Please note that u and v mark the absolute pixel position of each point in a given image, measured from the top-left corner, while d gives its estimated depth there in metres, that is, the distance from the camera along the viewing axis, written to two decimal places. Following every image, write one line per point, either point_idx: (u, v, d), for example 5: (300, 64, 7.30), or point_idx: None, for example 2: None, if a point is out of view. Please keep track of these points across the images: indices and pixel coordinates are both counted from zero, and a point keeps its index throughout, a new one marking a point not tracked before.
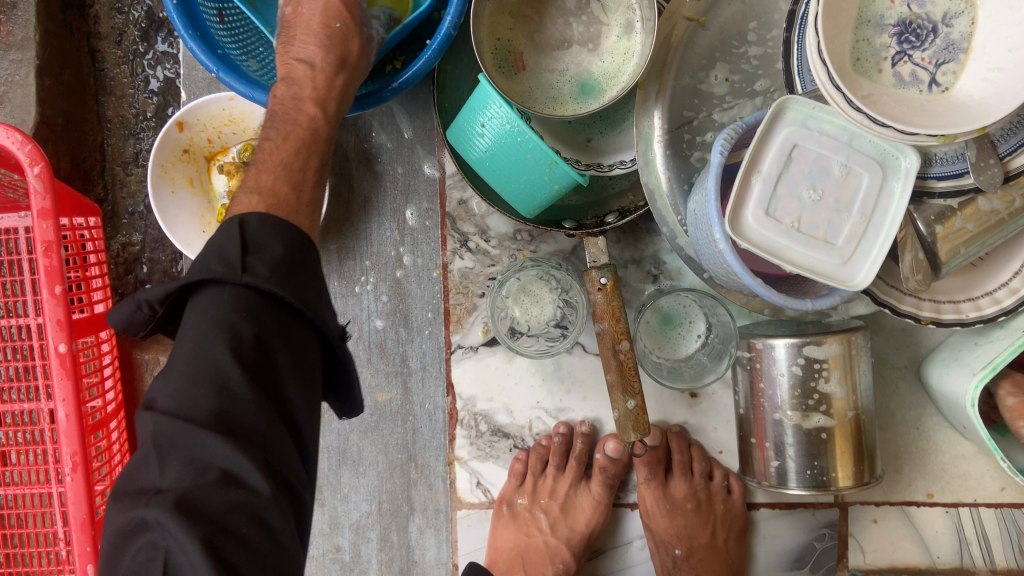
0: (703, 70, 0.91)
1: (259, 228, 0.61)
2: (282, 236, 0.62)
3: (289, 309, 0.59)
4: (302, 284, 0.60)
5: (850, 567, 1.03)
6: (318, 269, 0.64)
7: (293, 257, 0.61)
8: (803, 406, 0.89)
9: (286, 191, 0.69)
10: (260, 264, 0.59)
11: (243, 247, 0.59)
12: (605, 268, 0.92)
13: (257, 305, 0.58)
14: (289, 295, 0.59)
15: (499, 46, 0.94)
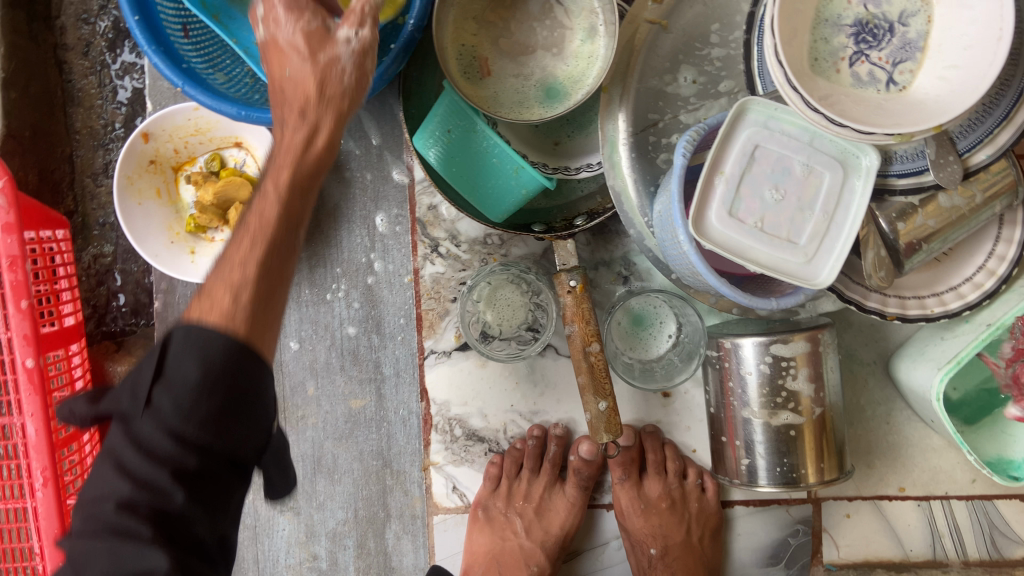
0: (667, 72, 0.92)
1: (175, 347, 0.60)
2: (197, 364, 0.59)
3: (204, 425, 0.58)
4: (211, 414, 0.58)
5: (825, 562, 1.04)
6: (242, 391, 0.61)
7: (204, 386, 0.58)
8: (771, 404, 0.90)
9: (225, 302, 0.62)
10: (165, 397, 0.59)
11: (152, 375, 0.60)
12: (573, 271, 0.92)
13: (172, 426, 0.58)
14: (199, 415, 0.58)
15: (463, 52, 0.94)
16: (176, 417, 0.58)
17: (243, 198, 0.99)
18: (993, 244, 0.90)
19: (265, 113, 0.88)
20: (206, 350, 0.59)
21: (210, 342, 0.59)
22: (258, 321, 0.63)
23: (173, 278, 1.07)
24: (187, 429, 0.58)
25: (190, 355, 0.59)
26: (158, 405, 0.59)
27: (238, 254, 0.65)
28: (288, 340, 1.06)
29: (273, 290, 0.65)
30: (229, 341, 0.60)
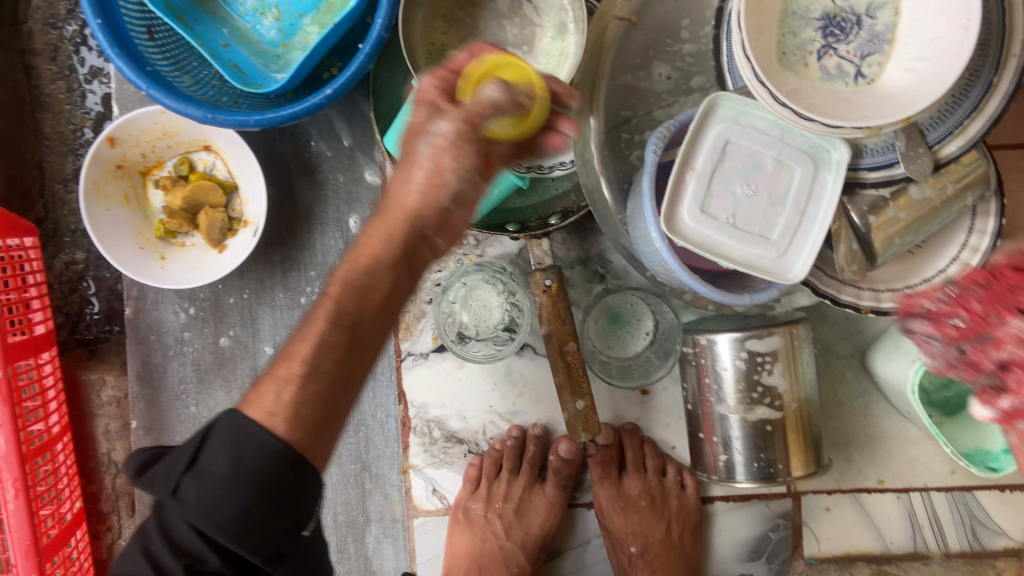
0: (638, 69, 0.92)
1: (218, 433, 0.59)
2: (229, 456, 0.58)
3: (225, 529, 0.57)
4: (240, 516, 0.57)
5: (805, 556, 1.04)
6: (281, 488, 0.58)
7: (234, 482, 0.57)
8: (748, 399, 0.90)
9: (266, 400, 0.60)
10: (195, 488, 0.58)
11: (189, 462, 0.59)
12: (549, 270, 0.93)
13: (194, 517, 0.57)
14: (220, 514, 0.57)
15: (434, 51, 0.94)
16: (198, 511, 0.57)
17: (212, 202, 0.98)
18: (967, 235, 0.90)
19: (231, 116, 0.87)
20: (243, 452, 0.58)
21: (250, 441, 0.58)
22: (306, 426, 0.60)
23: (144, 285, 1.05)
24: (208, 527, 0.57)
25: (227, 447, 0.58)
26: (185, 492, 0.58)
27: (309, 344, 0.62)
28: (264, 345, 1.05)
29: (332, 401, 0.62)
30: (266, 444, 0.58)
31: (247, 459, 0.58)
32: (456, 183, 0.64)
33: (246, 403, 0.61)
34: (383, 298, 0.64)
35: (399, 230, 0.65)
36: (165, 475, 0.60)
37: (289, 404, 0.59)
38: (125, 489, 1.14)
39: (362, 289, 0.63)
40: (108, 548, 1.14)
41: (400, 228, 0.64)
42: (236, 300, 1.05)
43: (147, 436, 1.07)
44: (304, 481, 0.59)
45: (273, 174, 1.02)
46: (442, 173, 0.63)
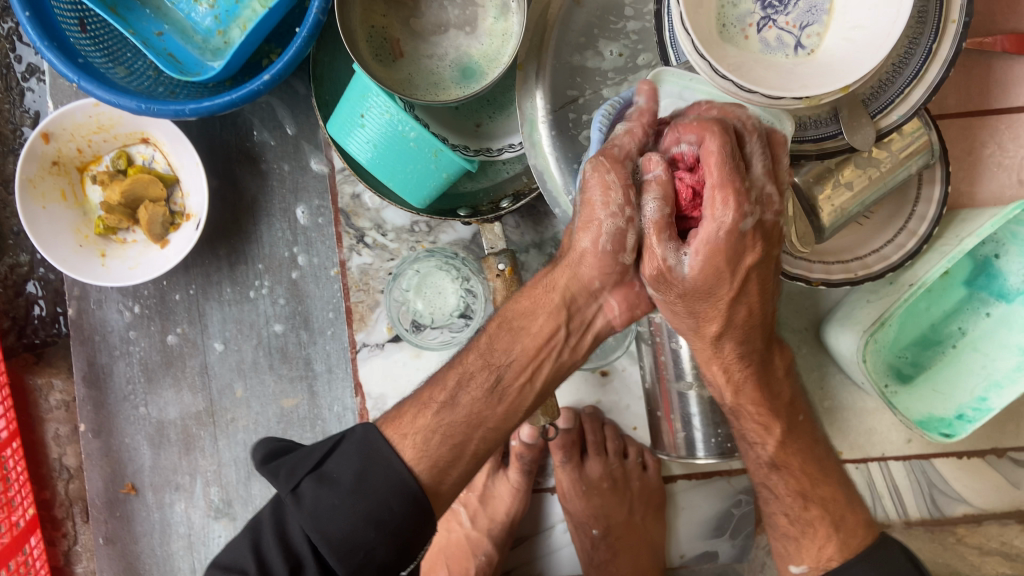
0: (582, 47, 0.90)
1: (351, 446, 0.68)
2: (359, 467, 0.67)
3: (333, 540, 0.64)
4: (350, 529, 0.65)
5: (768, 530, 1.04)
6: (388, 517, 0.66)
7: (358, 492, 0.66)
8: (704, 374, 0.90)
9: (404, 422, 0.70)
10: (319, 488, 0.66)
11: (319, 463, 0.68)
12: (502, 254, 0.91)
13: (308, 519, 0.65)
14: (334, 522, 0.65)
15: (374, 33, 0.92)
16: (313, 513, 0.65)
17: (153, 195, 0.96)
18: (914, 205, 0.91)
19: (166, 105, 0.85)
20: (368, 468, 0.67)
21: (379, 460, 0.67)
22: (431, 461, 0.69)
23: (85, 284, 1.02)
24: (319, 532, 0.65)
25: (357, 461, 0.67)
26: (306, 491, 0.66)
27: (457, 373, 0.73)
28: (212, 341, 1.03)
29: (460, 443, 0.71)
30: (392, 468, 0.67)
31: (371, 478, 0.67)
32: (606, 220, 0.70)
33: (383, 426, 0.71)
34: (531, 341, 0.73)
35: (560, 285, 0.74)
36: (291, 470, 0.69)
37: (423, 431, 0.70)
38: (78, 494, 1.09)
39: (514, 329, 0.74)
40: (64, 556, 1.10)
41: (563, 283, 0.74)
42: (183, 296, 1.02)
43: (97, 439, 1.05)
44: (411, 517, 0.67)
45: (216, 166, 1.00)
46: (593, 212, 0.70)
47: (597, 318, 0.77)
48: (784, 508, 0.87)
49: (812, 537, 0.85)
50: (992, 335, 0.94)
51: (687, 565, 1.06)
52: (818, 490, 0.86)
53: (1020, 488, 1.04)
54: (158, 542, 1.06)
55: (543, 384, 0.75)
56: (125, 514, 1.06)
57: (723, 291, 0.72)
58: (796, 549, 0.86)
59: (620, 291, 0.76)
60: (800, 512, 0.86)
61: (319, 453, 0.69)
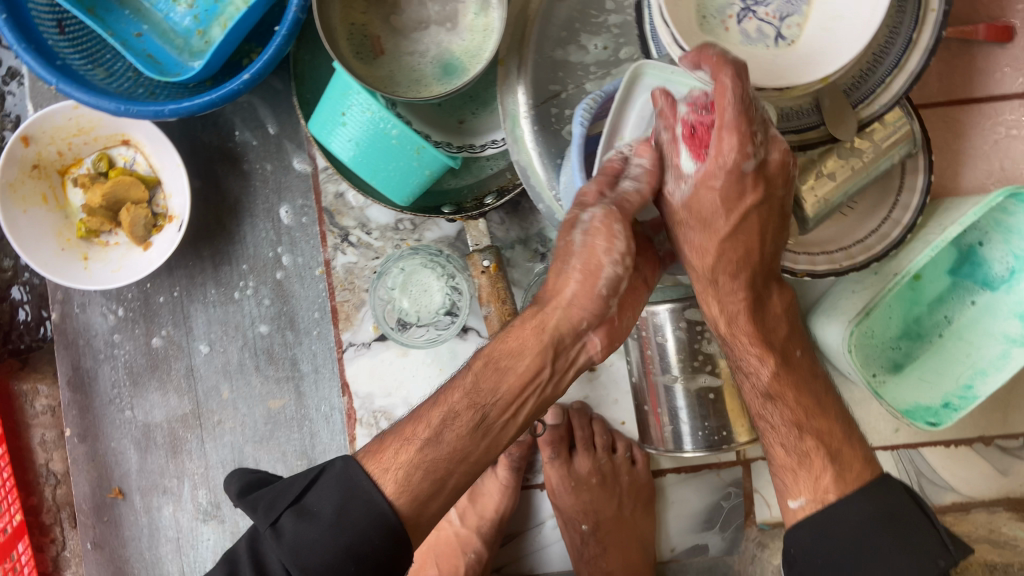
0: (563, 42, 0.90)
1: (331, 478, 0.68)
2: (339, 500, 0.67)
3: (311, 573, 0.64)
4: (328, 563, 0.64)
5: (758, 521, 1.04)
6: (367, 552, 0.65)
7: (337, 526, 0.65)
8: (690, 366, 0.90)
9: (386, 458, 0.69)
10: (300, 521, 0.66)
11: (300, 497, 0.68)
12: (487, 250, 0.90)
13: (287, 553, 0.64)
14: (314, 554, 0.64)
15: (354, 31, 0.91)
16: (292, 547, 0.64)
17: (135, 197, 0.95)
18: (897, 194, 0.91)
19: (145, 106, 0.84)
20: (348, 502, 0.66)
21: (358, 494, 0.67)
22: (412, 495, 0.68)
23: (69, 288, 1.01)
24: (297, 566, 0.64)
25: (337, 495, 0.67)
26: (286, 525, 0.66)
27: (442, 411, 0.72)
28: (198, 343, 1.02)
29: (442, 477, 0.70)
30: (371, 501, 0.66)
31: (351, 512, 0.66)
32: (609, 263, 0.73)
33: (364, 459, 0.70)
34: (517, 378, 0.73)
35: (548, 321, 0.75)
36: (271, 503, 0.69)
37: (405, 466, 0.69)
38: (66, 500, 1.09)
39: (501, 368, 0.73)
40: (53, 562, 1.09)
41: (554, 323, 0.74)
42: (167, 298, 1.02)
43: (83, 444, 1.04)
44: (391, 552, 0.66)
45: (198, 167, 1.00)
46: (596, 254, 0.73)
47: (581, 354, 0.78)
48: (780, 439, 0.83)
49: (806, 466, 0.80)
50: (977, 322, 0.95)
51: (677, 559, 1.06)
52: (816, 419, 0.82)
53: (1007, 475, 1.04)
54: (146, 546, 1.05)
55: (524, 419, 0.76)
56: (112, 519, 1.05)
57: (721, 224, 0.75)
58: (791, 482, 0.81)
59: (603, 329, 0.77)
60: (795, 442, 0.82)
61: (299, 486, 0.68)
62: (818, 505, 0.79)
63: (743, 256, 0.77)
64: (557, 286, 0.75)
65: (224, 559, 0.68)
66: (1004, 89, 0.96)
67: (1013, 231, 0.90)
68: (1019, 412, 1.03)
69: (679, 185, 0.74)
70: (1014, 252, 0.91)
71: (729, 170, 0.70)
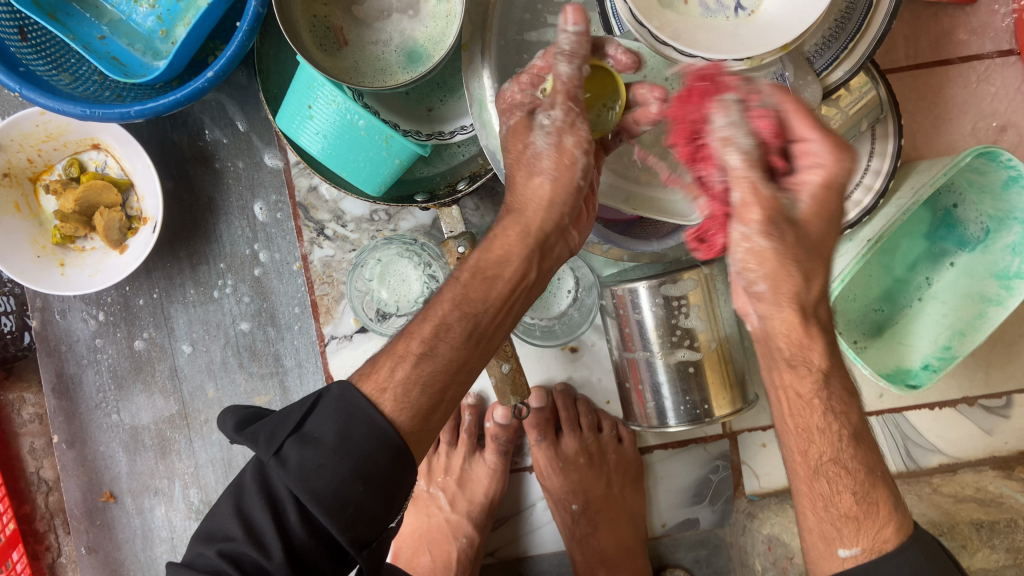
0: (527, 23, 0.88)
1: (329, 403, 0.62)
2: (341, 422, 0.61)
3: (321, 497, 0.58)
4: (339, 484, 0.59)
5: (747, 493, 1.05)
6: (377, 467, 0.60)
7: (344, 448, 0.60)
8: (669, 341, 0.90)
9: (382, 374, 0.64)
10: (303, 448, 0.60)
11: (297, 422, 0.62)
12: (462, 237, 0.90)
13: (294, 480, 0.59)
14: (323, 481, 0.59)
15: (316, 23, 0.92)
16: (299, 474, 0.59)
17: (107, 202, 0.95)
18: (868, 159, 0.91)
19: (111, 108, 0.83)
20: (351, 425, 0.61)
21: (359, 416, 0.61)
22: (412, 410, 0.63)
23: (47, 295, 1.02)
24: (307, 491, 0.58)
25: (337, 417, 0.61)
26: (290, 454, 0.60)
27: (433, 324, 0.66)
28: (180, 343, 1.03)
29: (441, 391, 0.65)
30: (373, 422, 0.61)
31: (353, 434, 0.61)
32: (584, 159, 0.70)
33: (358, 381, 0.65)
34: (507, 287, 0.69)
35: (533, 223, 0.70)
36: (271, 433, 0.62)
37: (403, 382, 0.64)
38: (59, 506, 1.10)
39: (489, 277, 0.68)
40: (49, 569, 1.10)
41: (536, 221, 0.70)
42: (147, 301, 1.02)
43: (72, 450, 1.05)
44: (399, 471, 0.62)
45: (170, 168, 1.00)
46: (568, 153, 0.70)
47: (560, 249, 0.74)
48: (850, 487, 0.68)
49: (871, 515, 0.67)
50: (955, 284, 0.95)
51: (669, 534, 1.07)
52: (866, 476, 0.68)
53: (992, 435, 1.05)
54: (141, 547, 1.06)
55: (512, 323, 0.72)
56: (105, 523, 1.06)
57: (813, 238, 0.62)
58: (848, 531, 0.67)
59: (579, 223, 0.74)
60: (867, 489, 0.68)
61: (297, 414, 0.62)
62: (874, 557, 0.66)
63: (801, 284, 0.62)
64: (530, 190, 0.71)
65: (229, 492, 0.63)
66: (971, 50, 0.96)
67: (985, 190, 0.90)
68: (1001, 372, 1.04)
69: (727, 154, 0.61)
70: (988, 213, 0.92)
71: (820, 187, 0.61)
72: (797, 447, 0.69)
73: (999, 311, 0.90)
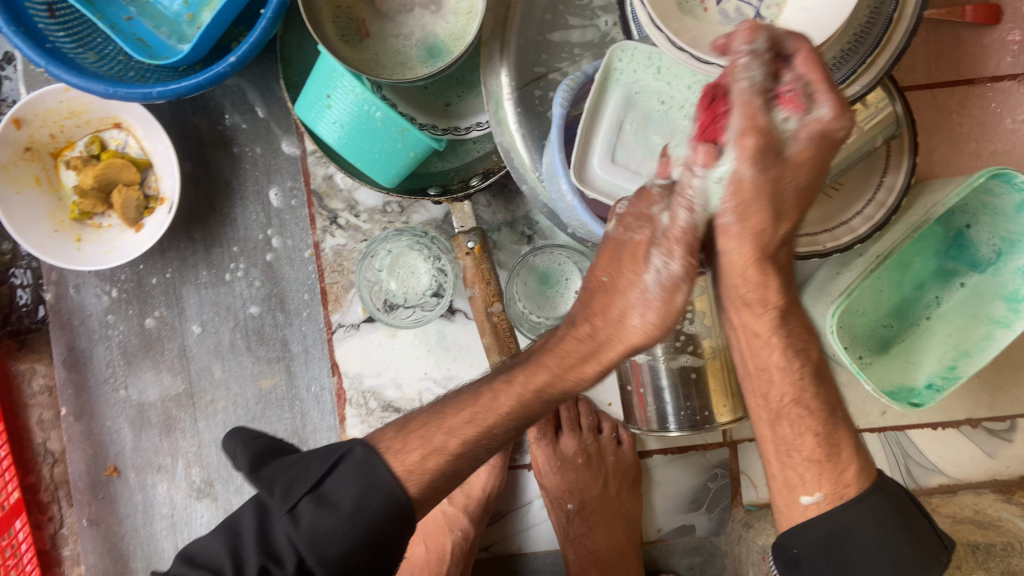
0: (547, 24, 0.89)
1: (350, 467, 0.67)
2: (356, 489, 0.66)
3: (327, 561, 0.64)
4: (343, 554, 0.64)
5: (745, 503, 1.05)
6: (381, 540, 0.65)
7: (355, 517, 0.65)
8: (672, 346, 0.90)
9: (412, 459, 0.67)
10: (315, 512, 0.65)
11: (311, 483, 0.66)
12: (472, 232, 0.93)
13: (304, 540, 0.64)
14: (329, 546, 0.64)
15: (340, 14, 0.93)
16: (310, 537, 0.64)
17: (126, 180, 0.96)
18: (882, 176, 0.91)
19: (133, 88, 0.85)
20: (368, 493, 0.66)
21: (377, 484, 0.66)
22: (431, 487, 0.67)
23: (63, 269, 1.03)
24: (314, 554, 0.64)
25: (355, 484, 0.66)
26: (303, 513, 0.65)
27: (472, 412, 0.69)
28: (191, 324, 1.04)
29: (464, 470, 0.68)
30: (391, 495, 0.66)
31: (370, 502, 0.65)
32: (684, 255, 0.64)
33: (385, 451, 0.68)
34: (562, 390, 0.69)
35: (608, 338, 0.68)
36: (287, 487, 0.67)
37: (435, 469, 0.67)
38: (63, 478, 1.11)
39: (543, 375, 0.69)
40: (50, 539, 1.12)
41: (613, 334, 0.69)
42: (160, 280, 1.04)
43: (79, 422, 1.06)
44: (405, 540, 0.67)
45: (189, 150, 1.01)
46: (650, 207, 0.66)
47: None
48: (812, 430, 0.72)
49: (833, 457, 0.71)
50: (963, 305, 0.95)
51: (664, 539, 1.07)
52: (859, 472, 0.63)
53: (994, 458, 1.04)
54: (141, 523, 1.07)
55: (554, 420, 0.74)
56: (107, 496, 1.07)
57: (790, 181, 0.61)
58: (808, 479, 0.72)
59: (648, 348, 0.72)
60: (828, 433, 0.72)
61: (319, 472, 0.67)
62: (836, 501, 0.71)
63: (767, 222, 0.63)
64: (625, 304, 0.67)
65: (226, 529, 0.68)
66: (990, 71, 0.96)
67: (999, 212, 0.90)
68: (1006, 395, 1.03)
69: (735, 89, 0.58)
70: (1001, 234, 0.91)
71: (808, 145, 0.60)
72: (759, 390, 0.73)
73: (1006, 333, 0.89)
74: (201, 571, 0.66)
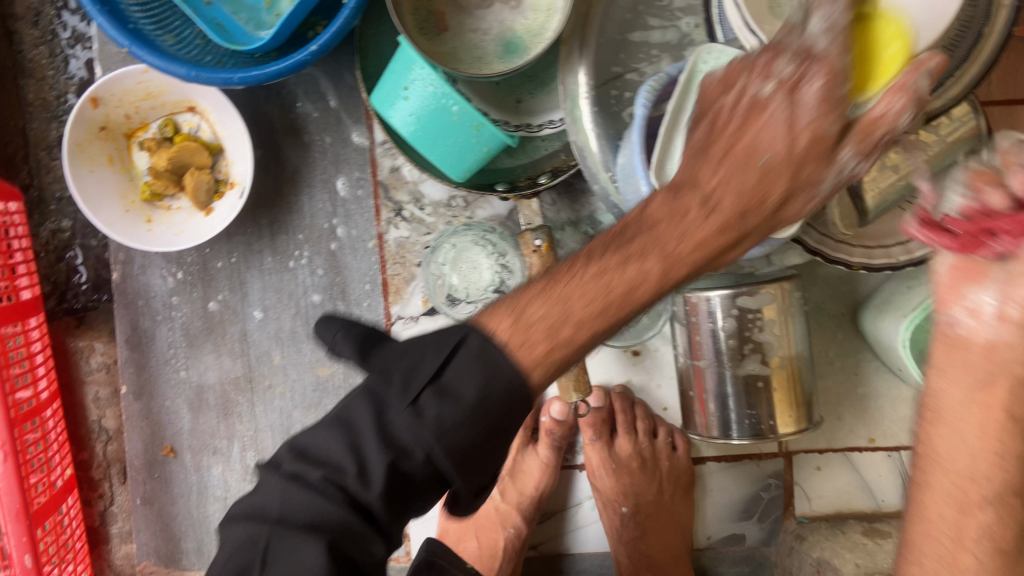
0: (627, 24, 0.88)
1: (475, 353, 0.57)
2: (485, 374, 0.56)
3: (454, 451, 0.56)
4: (468, 446, 0.56)
5: (797, 514, 1.04)
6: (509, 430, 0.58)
7: (483, 406, 0.56)
8: (738, 352, 0.89)
9: (538, 351, 0.57)
10: (439, 403, 0.56)
11: (436, 371, 0.57)
12: (540, 230, 0.91)
13: (430, 431, 0.55)
14: (455, 437, 0.55)
15: (419, 7, 0.93)
16: (436, 428, 0.55)
17: (198, 163, 0.97)
18: None
19: (215, 72, 0.85)
20: (493, 380, 0.56)
21: (504, 371, 0.56)
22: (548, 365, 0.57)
23: (130, 249, 1.04)
24: (441, 446, 0.55)
25: (478, 371, 0.56)
26: (427, 404, 0.56)
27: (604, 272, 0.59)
28: (253, 309, 1.05)
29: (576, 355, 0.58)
30: (514, 386, 0.56)
31: (494, 392, 0.56)
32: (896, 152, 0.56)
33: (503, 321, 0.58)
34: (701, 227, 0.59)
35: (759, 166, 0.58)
36: (407, 376, 0.57)
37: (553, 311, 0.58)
38: (116, 456, 1.12)
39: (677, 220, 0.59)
40: (100, 516, 1.13)
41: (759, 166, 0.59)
42: (224, 264, 1.04)
43: (138, 401, 1.07)
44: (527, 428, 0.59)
45: (260, 136, 1.02)
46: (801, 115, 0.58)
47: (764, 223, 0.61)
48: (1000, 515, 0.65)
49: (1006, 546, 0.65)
50: None
51: (713, 547, 1.07)
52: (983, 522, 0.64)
53: None
54: (195, 504, 1.09)
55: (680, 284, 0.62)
56: (162, 476, 1.08)
57: None
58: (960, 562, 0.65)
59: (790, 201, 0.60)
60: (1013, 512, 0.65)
61: (438, 359, 0.57)
62: None
63: None
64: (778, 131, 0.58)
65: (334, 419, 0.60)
66: None
67: None
68: None
69: None
70: None
71: None
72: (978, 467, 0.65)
73: None
74: (318, 467, 0.57)
